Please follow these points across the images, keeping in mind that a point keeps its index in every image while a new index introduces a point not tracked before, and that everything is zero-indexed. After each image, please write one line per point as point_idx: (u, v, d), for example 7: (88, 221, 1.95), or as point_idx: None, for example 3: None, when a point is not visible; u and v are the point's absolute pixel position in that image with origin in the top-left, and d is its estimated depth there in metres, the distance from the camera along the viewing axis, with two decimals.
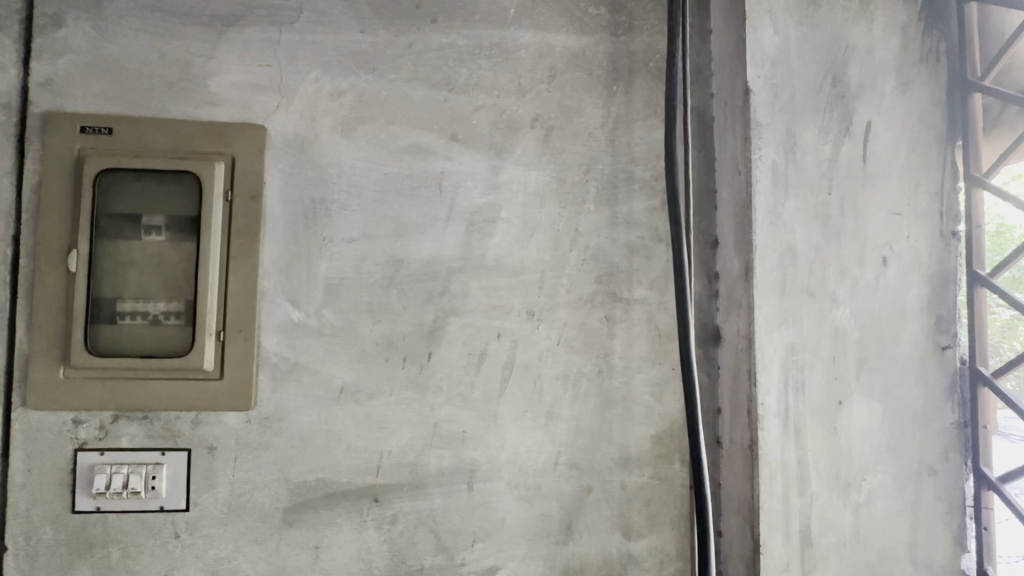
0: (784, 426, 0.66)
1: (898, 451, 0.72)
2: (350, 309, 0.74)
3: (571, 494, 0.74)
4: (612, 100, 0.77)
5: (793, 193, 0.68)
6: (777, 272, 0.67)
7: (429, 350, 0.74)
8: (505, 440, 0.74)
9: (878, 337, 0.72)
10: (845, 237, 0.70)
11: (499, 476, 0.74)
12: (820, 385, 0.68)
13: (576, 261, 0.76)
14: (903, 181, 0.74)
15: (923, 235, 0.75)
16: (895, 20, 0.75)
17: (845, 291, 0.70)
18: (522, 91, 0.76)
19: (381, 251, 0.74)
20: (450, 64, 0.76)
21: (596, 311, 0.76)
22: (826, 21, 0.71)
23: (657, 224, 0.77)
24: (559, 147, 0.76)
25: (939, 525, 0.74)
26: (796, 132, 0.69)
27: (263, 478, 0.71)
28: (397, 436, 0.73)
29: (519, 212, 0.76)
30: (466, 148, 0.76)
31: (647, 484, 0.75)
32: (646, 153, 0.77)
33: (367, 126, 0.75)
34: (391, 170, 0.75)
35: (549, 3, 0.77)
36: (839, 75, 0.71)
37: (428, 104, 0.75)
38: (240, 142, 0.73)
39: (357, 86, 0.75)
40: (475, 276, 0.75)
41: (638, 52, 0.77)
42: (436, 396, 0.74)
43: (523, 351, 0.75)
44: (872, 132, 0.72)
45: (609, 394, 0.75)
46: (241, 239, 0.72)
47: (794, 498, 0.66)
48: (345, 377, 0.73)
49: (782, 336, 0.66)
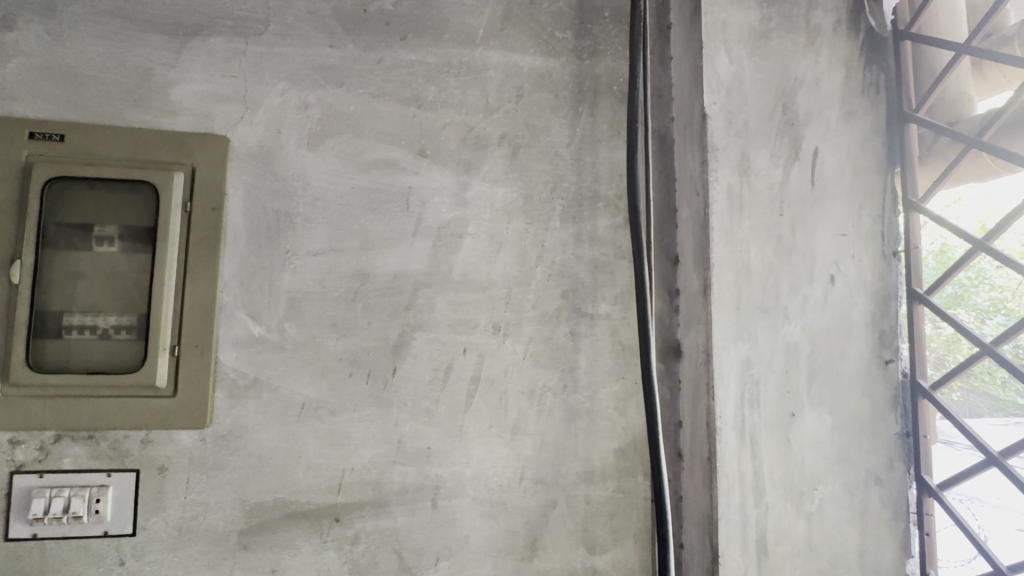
0: (740, 438, 0.68)
1: (847, 461, 0.75)
2: (313, 323, 0.72)
3: (536, 510, 0.74)
4: (577, 121, 0.79)
5: (747, 214, 0.71)
6: (733, 289, 0.70)
7: (394, 365, 0.73)
8: (470, 456, 0.74)
9: (827, 351, 0.75)
10: (796, 256, 0.74)
11: (464, 493, 0.73)
12: (773, 397, 0.71)
13: (542, 276, 0.77)
14: (848, 205, 0.79)
15: (867, 255, 0.79)
16: (840, 54, 0.80)
17: (796, 307, 0.73)
18: (491, 109, 0.78)
19: (346, 265, 0.74)
20: (419, 80, 0.77)
21: (561, 326, 0.77)
22: (777, 53, 0.75)
23: (620, 241, 0.79)
24: (526, 165, 0.78)
25: (886, 532, 0.77)
26: (750, 156, 0.72)
27: (217, 500, 0.69)
28: (360, 453, 0.72)
29: (486, 228, 0.77)
30: (435, 164, 0.76)
31: (611, 497, 0.76)
32: (610, 172, 0.79)
33: (335, 140, 0.75)
34: (358, 184, 0.75)
35: (517, 26, 0.79)
36: (789, 103, 0.75)
37: (396, 119, 0.76)
38: (201, 152, 0.71)
39: (325, 100, 0.75)
40: (441, 290, 0.75)
41: (603, 76, 0.80)
42: (400, 412, 0.73)
43: (489, 365, 0.75)
44: (819, 157, 0.76)
45: (573, 408, 0.76)
46: (200, 251, 0.70)
47: (750, 508, 0.68)
48: (307, 394, 0.71)
49: (737, 350, 0.69)
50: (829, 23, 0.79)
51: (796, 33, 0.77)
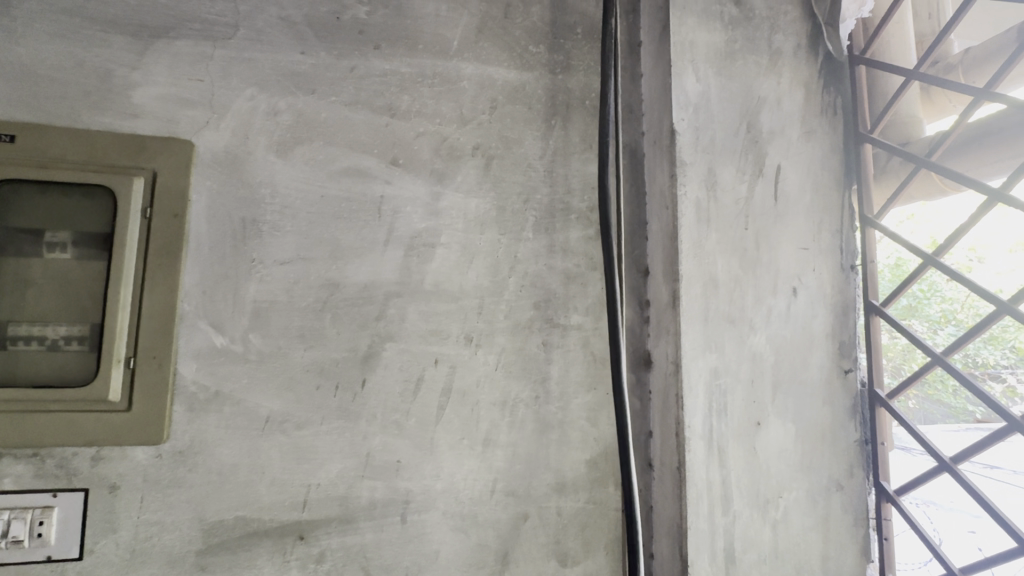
0: (708, 447, 0.70)
1: (811, 468, 0.77)
2: (279, 334, 0.70)
3: (507, 523, 0.74)
4: (550, 133, 0.80)
5: (714, 228, 0.73)
6: (701, 301, 0.71)
7: (363, 377, 0.72)
8: (441, 469, 0.73)
9: (791, 360, 0.77)
10: (761, 269, 0.76)
11: (434, 507, 0.72)
12: (740, 406, 0.72)
13: (514, 287, 0.77)
14: (809, 220, 0.82)
15: (827, 268, 0.82)
16: (800, 76, 0.84)
17: (761, 318, 0.76)
18: (464, 120, 0.78)
19: (315, 274, 0.72)
20: (392, 90, 0.76)
21: (534, 337, 0.77)
22: (742, 73, 0.78)
23: (592, 252, 0.80)
24: (499, 176, 0.78)
25: (847, 538, 0.79)
26: (717, 171, 0.74)
27: (173, 519, 0.65)
28: (327, 468, 0.70)
29: (459, 238, 0.76)
30: (407, 173, 0.76)
31: (582, 509, 0.76)
32: (582, 185, 0.80)
33: (305, 147, 0.74)
34: (328, 192, 0.74)
35: (491, 39, 0.80)
36: (753, 122, 0.78)
37: (369, 128, 0.75)
38: (162, 157, 0.69)
39: (295, 106, 0.74)
40: (413, 301, 0.74)
41: (575, 90, 0.82)
42: (369, 425, 0.71)
43: (461, 376, 0.74)
44: (781, 174, 0.79)
45: (546, 419, 0.76)
46: (160, 258, 0.68)
47: (718, 517, 0.70)
48: (271, 407, 0.69)
49: (705, 361, 0.71)
50: (790, 46, 0.83)
51: (759, 55, 0.80)
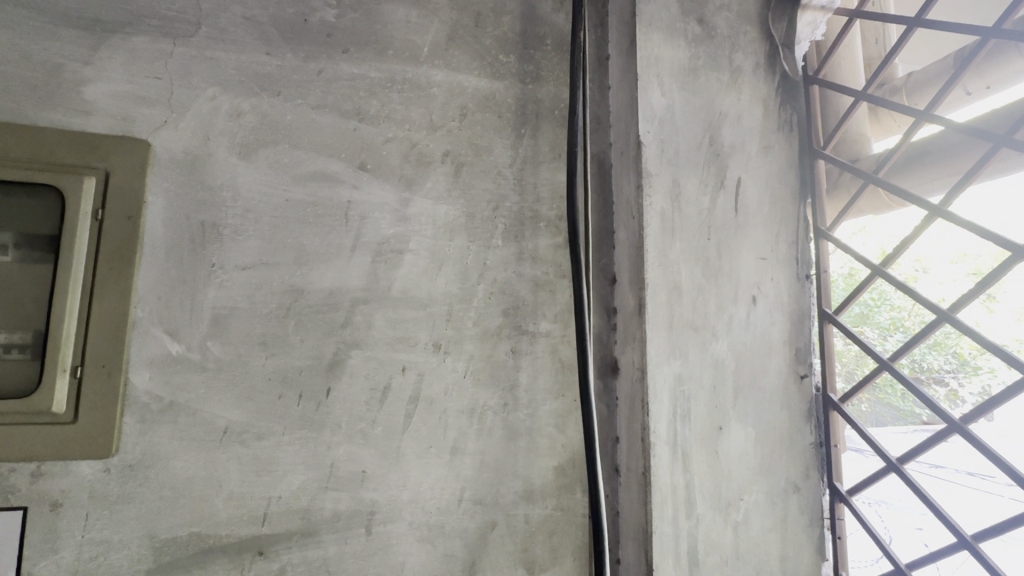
0: (673, 452, 0.71)
1: (769, 471, 0.80)
2: (239, 341, 0.68)
3: (474, 532, 0.73)
4: (520, 142, 0.81)
5: (679, 238, 0.76)
6: (666, 309, 0.73)
7: (327, 386, 0.70)
8: (407, 478, 0.72)
9: (750, 367, 0.80)
10: (722, 278, 0.79)
11: (401, 518, 0.71)
12: (703, 412, 0.74)
13: (483, 294, 0.77)
14: (768, 231, 0.84)
15: (784, 278, 0.85)
16: (758, 94, 0.86)
17: (722, 326, 0.78)
18: (434, 127, 0.78)
19: (277, 280, 0.70)
20: (361, 94, 0.75)
21: (502, 344, 0.77)
22: (704, 89, 0.81)
23: (561, 260, 0.80)
24: (469, 183, 0.78)
25: (803, 539, 0.81)
26: (680, 182, 0.77)
27: (121, 537, 0.62)
28: (288, 480, 0.68)
29: (428, 245, 0.76)
30: (376, 179, 0.75)
31: (550, 516, 0.76)
32: (551, 194, 0.81)
33: (270, 149, 0.72)
34: (293, 197, 0.72)
35: (462, 47, 0.80)
36: (714, 136, 0.81)
37: (336, 132, 0.74)
38: (117, 157, 0.66)
39: (260, 108, 0.72)
40: (380, 307, 0.73)
41: (545, 100, 0.83)
42: (333, 435, 0.70)
43: (429, 384, 0.74)
44: (741, 186, 0.82)
45: (514, 426, 0.76)
46: (112, 262, 0.65)
47: (682, 521, 0.71)
48: (230, 417, 0.67)
49: (670, 367, 0.72)
50: (749, 64, 0.86)
51: (721, 72, 0.83)
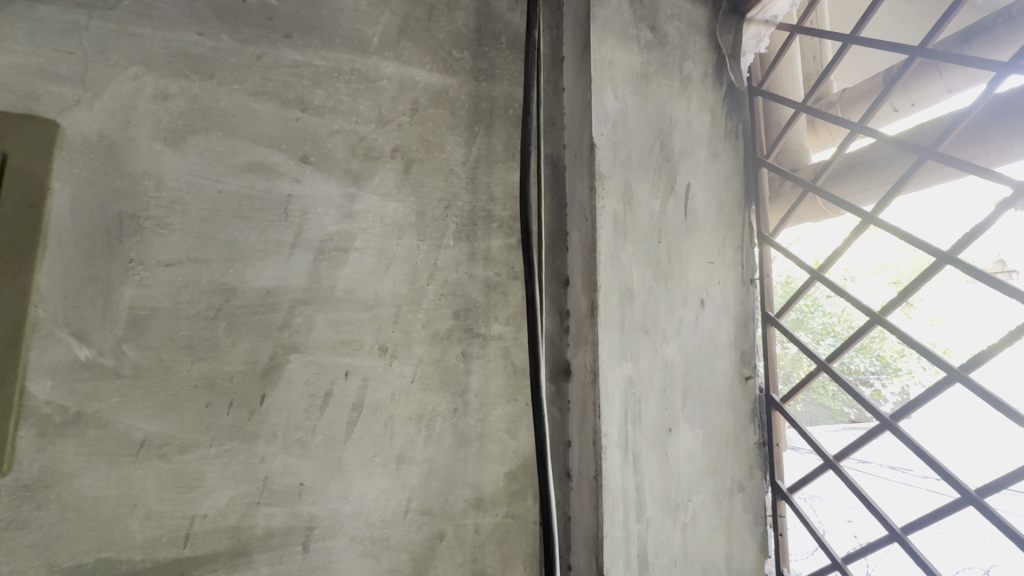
0: (624, 455, 0.71)
1: (718, 471, 0.80)
2: (160, 345, 0.62)
3: (421, 544, 0.70)
4: (473, 140, 0.79)
5: (631, 240, 0.76)
6: (618, 311, 0.73)
7: (262, 392, 0.65)
8: (350, 490, 0.67)
9: (698, 370, 0.80)
10: (672, 281, 0.79)
11: (341, 533, 0.67)
12: (653, 414, 0.75)
13: (433, 295, 0.74)
14: (714, 236, 0.85)
15: (731, 282, 0.86)
16: (707, 102, 0.88)
17: (672, 328, 0.78)
18: (383, 121, 0.74)
19: (206, 278, 0.65)
20: (304, 83, 0.71)
21: (453, 347, 0.74)
22: (655, 94, 0.82)
23: (513, 262, 0.79)
24: (419, 181, 0.75)
25: (748, 536, 0.82)
26: (633, 186, 0.77)
27: (15, 567, 0.55)
28: (215, 496, 0.62)
29: (375, 243, 0.72)
30: (319, 172, 0.71)
31: (501, 524, 0.74)
32: (505, 194, 0.80)
33: (200, 137, 0.66)
34: (226, 188, 0.66)
35: (413, 40, 0.77)
36: (665, 140, 0.82)
37: (276, 121, 0.69)
38: (17, 137, 0.59)
39: (190, 91, 0.66)
40: (322, 308, 0.69)
41: (499, 98, 0.81)
42: (268, 445, 0.65)
43: (374, 390, 0.70)
44: (691, 192, 0.83)
45: (464, 432, 0.73)
46: (7, 256, 0.57)
47: (633, 524, 0.71)
48: (148, 429, 0.61)
49: (621, 370, 0.72)
50: (698, 73, 0.87)
51: (672, 79, 0.84)
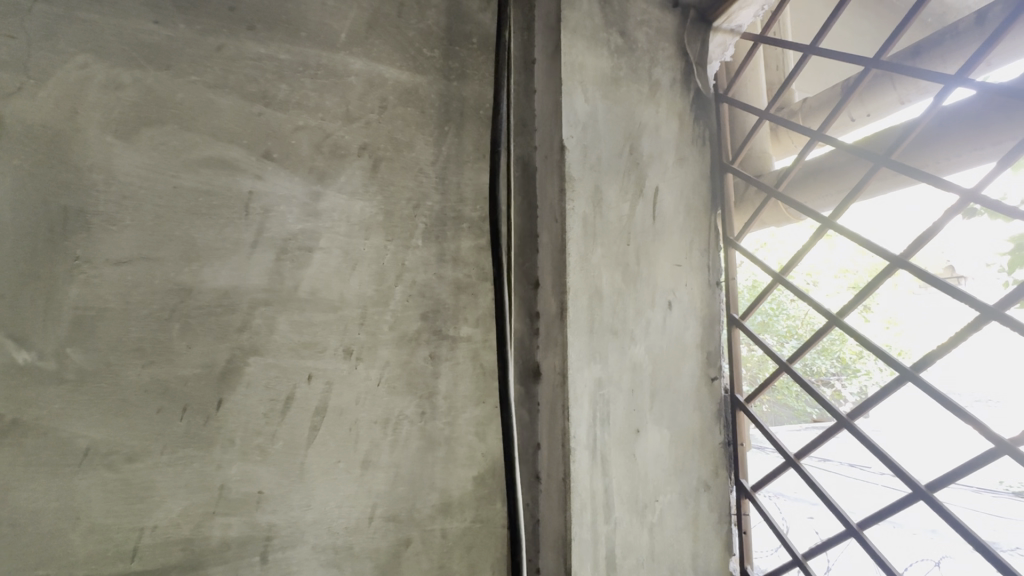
0: (592, 456, 0.72)
1: (685, 472, 0.81)
2: (108, 347, 0.59)
3: (386, 551, 0.68)
4: (443, 140, 0.78)
5: (600, 243, 0.77)
6: (586, 313, 0.74)
7: (219, 397, 0.62)
8: (312, 498, 0.65)
9: (665, 371, 0.81)
10: (640, 283, 0.80)
11: (302, 542, 0.64)
12: (621, 415, 0.75)
13: (400, 297, 0.72)
14: (682, 239, 0.86)
15: (698, 284, 0.86)
16: (676, 107, 0.89)
17: (640, 330, 0.79)
18: (350, 118, 0.73)
19: (160, 277, 0.62)
20: (268, 77, 0.69)
21: (421, 349, 0.73)
22: (625, 99, 0.83)
23: (483, 263, 0.78)
24: (387, 179, 0.74)
25: (714, 536, 0.83)
26: (602, 188, 0.78)
27: None
28: (166, 507, 0.59)
29: (340, 242, 0.70)
30: (282, 169, 0.69)
31: (469, 528, 0.73)
32: (475, 194, 0.79)
33: (154, 129, 0.63)
34: (182, 184, 0.64)
35: (382, 36, 0.76)
36: (634, 144, 0.82)
37: (237, 115, 0.67)
38: None
39: (143, 82, 0.63)
40: (284, 310, 0.66)
41: (469, 99, 0.81)
42: (224, 452, 0.62)
43: (338, 394, 0.68)
44: (659, 195, 0.84)
45: (432, 436, 0.72)
46: None
47: (600, 526, 0.71)
48: (94, 437, 0.57)
49: (590, 371, 0.73)
50: (667, 78, 0.89)
51: (641, 84, 0.85)
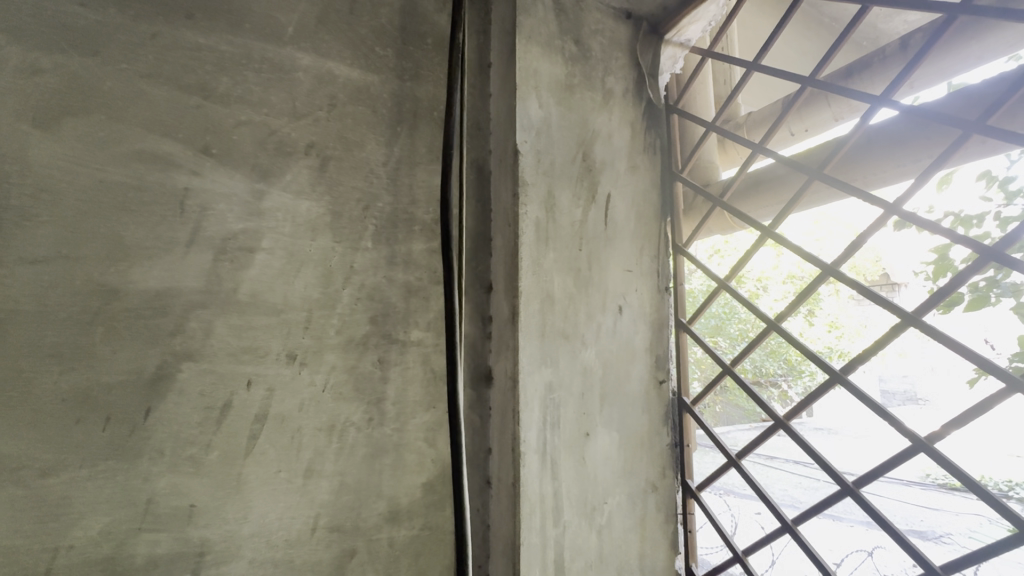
0: (542, 460, 0.72)
1: (633, 473, 0.82)
2: (20, 353, 0.54)
3: (329, 563, 0.66)
4: (395, 140, 0.77)
5: (552, 248, 0.77)
6: (538, 317, 0.74)
7: (147, 406, 0.59)
8: (249, 510, 0.62)
9: (615, 375, 0.82)
10: (592, 288, 0.81)
11: (238, 557, 0.61)
12: (571, 419, 0.76)
13: (348, 300, 0.70)
14: (633, 245, 0.87)
15: (648, 289, 0.88)
16: (628, 116, 0.91)
17: (591, 333, 0.80)
18: (297, 115, 0.70)
19: (81, 277, 0.57)
20: (208, 69, 0.66)
21: (369, 354, 0.71)
22: (579, 106, 0.84)
23: (435, 266, 0.77)
24: (336, 179, 0.72)
25: (660, 536, 0.84)
26: (555, 194, 0.78)
27: None
28: (85, 524, 0.55)
29: (285, 243, 0.68)
30: (222, 166, 0.65)
31: (417, 536, 0.71)
32: (427, 196, 0.78)
33: (78, 119, 0.59)
34: (109, 178, 0.60)
35: (332, 33, 0.74)
36: (587, 151, 0.84)
37: (172, 108, 0.63)
38: None
39: (66, 67, 0.59)
40: (221, 313, 0.63)
41: (423, 99, 0.79)
42: (153, 464, 0.58)
43: (280, 401, 0.65)
44: (611, 202, 0.85)
45: (379, 443, 0.70)
46: None
47: (550, 529, 0.72)
48: (3, 450, 0.53)
49: (541, 376, 0.73)
50: (620, 88, 0.90)
51: (595, 92, 0.86)
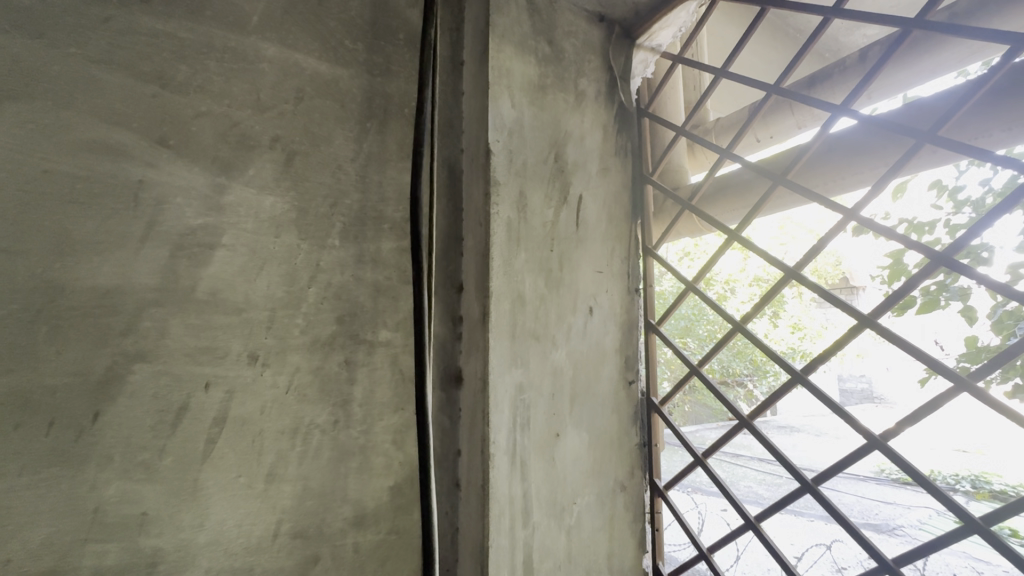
0: (512, 462, 0.71)
1: (602, 473, 0.83)
2: None
3: (291, 570, 0.64)
4: (364, 136, 0.75)
5: (524, 248, 0.77)
6: (509, 318, 0.74)
7: (94, 410, 0.55)
8: (206, 517, 0.60)
9: (585, 375, 0.82)
10: (563, 289, 0.81)
11: (194, 566, 0.59)
12: (541, 419, 0.76)
13: (314, 299, 0.68)
14: (603, 246, 0.88)
15: (618, 290, 0.89)
16: (601, 118, 0.91)
17: (562, 334, 0.80)
18: (261, 107, 0.68)
19: (22, 272, 0.54)
20: (165, 56, 0.63)
21: (335, 355, 0.69)
22: (552, 106, 0.84)
23: (405, 265, 0.76)
24: (302, 175, 0.70)
25: (627, 535, 0.85)
26: (527, 194, 0.78)
27: None
28: (24, 535, 0.52)
29: (247, 240, 0.65)
30: (180, 158, 0.63)
31: (383, 541, 0.70)
32: (397, 194, 0.77)
33: (20, 104, 0.56)
34: (55, 167, 0.56)
35: (300, 24, 0.72)
36: (560, 152, 0.84)
37: (126, 95, 0.60)
38: None
39: (9, 49, 0.56)
40: (178, 312, 0.60)
41: (394, 95, 0.78)
42: (101, 471, 0.55)
43: (240, 403, 0.63)
44: (583, 204, 0.86)
45: (345, 446, 0.69)
46: None
47: (519, 531, 0.71)
48: None
49: (511, 376, 0.73)
50: (592, 90, 0.91)
51: (567, 93, 0.87)
